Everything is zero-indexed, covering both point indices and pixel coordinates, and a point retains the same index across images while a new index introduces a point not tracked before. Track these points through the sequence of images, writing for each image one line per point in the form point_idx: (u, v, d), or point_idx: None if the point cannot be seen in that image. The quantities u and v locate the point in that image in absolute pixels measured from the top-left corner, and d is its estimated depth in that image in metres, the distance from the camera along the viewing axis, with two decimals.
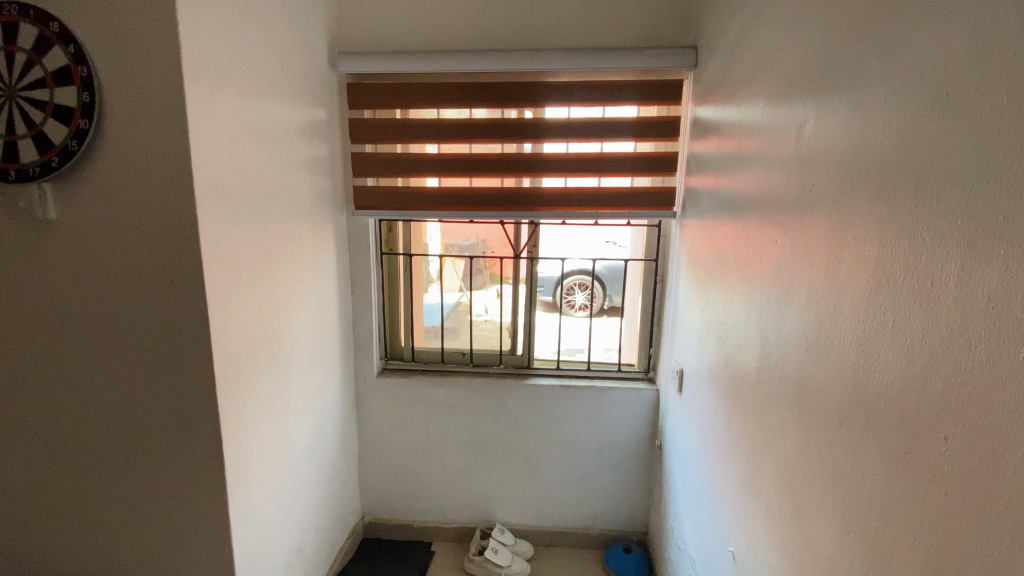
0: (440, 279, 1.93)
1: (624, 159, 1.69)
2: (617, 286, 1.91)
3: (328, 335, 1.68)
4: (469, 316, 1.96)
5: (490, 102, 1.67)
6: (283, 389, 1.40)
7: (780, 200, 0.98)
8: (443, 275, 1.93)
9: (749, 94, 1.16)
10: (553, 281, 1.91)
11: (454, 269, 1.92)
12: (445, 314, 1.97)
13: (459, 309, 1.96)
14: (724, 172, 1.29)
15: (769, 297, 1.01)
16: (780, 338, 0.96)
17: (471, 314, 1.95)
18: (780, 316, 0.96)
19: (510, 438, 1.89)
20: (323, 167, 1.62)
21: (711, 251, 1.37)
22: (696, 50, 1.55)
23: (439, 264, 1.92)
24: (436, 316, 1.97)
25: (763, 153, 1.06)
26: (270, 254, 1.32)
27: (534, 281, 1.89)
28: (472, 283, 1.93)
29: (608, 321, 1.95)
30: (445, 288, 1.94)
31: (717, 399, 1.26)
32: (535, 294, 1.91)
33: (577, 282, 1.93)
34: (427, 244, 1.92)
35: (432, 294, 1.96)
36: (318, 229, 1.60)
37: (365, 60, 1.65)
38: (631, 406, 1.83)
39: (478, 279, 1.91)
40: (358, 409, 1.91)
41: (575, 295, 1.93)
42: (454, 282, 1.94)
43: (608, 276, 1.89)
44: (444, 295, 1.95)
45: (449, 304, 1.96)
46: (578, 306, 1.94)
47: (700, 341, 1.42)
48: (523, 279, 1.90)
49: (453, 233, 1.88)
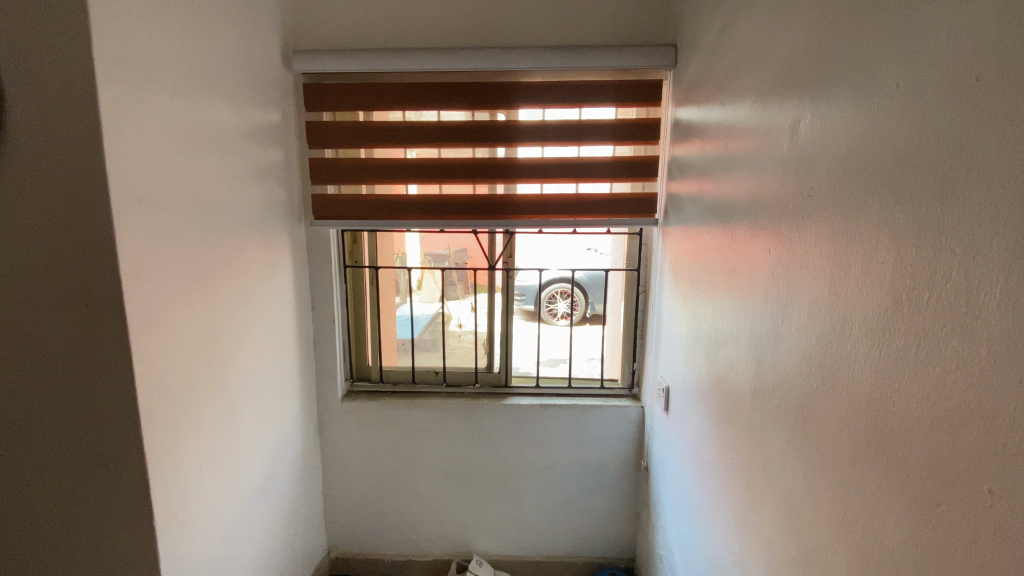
0: (422, 289, 1.80)
1: (603, 163, 1.59)
2: (597, 294, 1.83)
3: (284, 357, 1.54)
4: (444, 328, 1.83)
5: (459, 103, 1.57)
6: (228, 422, 1.26)
7: (774, 206, 0.88)
8: (421, 286, 1.80)
9: (735, 91, 1.07)
10: (533, 290, 1.81)
11: (434, 280, 1.79)
12: (419, 327, 1.84)
13: (436, 320, 1.83)
14: (708, 176, 1.20)
15: (762, 318, 0.92)
16: (775, 359, 0.87)
17: (446, 325, 1.82)
18: (775, 337, 0.87)
19: (487, 462, 1.76)
20: (276, 174, 1.49)
21: (696, 260, 1.27)
22: (677, 48, 1.47)
23: (420, 274, 1.78)
24: (407, 328, 1.84)
25: (752, 155, 0.97)
26: (208, 272, 1.18)
27: (511, 290, 1.78)
28: (446, 293, 1.79)
29: (591, 330, 1.84)
30: (423, 298, 1.81)
31: (708, 422, 1.17)
32: (512, 303, 1.80)
33: (558, 291, 1.83)
34: (401, 254, 1.79)
35: (404, 305, 1.82)
36: (270, 242, 1.46)
37: (322, 59, 1.52)
38: (615, 424, 1.72)
39: (454, 289, 1.79)
40: (322, 435, 1.76)
41: (557, 304, 1.83)
42: (434, 293, 1.81)
43: (589, 283, 1.82)
44: (417, 306, 1.82)
45: (423, 317, 1.83)
46: (560, 315, 1.84)
47: (686, 356, 1.32)
48: (498, 288, 1.79)
49: (425, 243, 1.76)
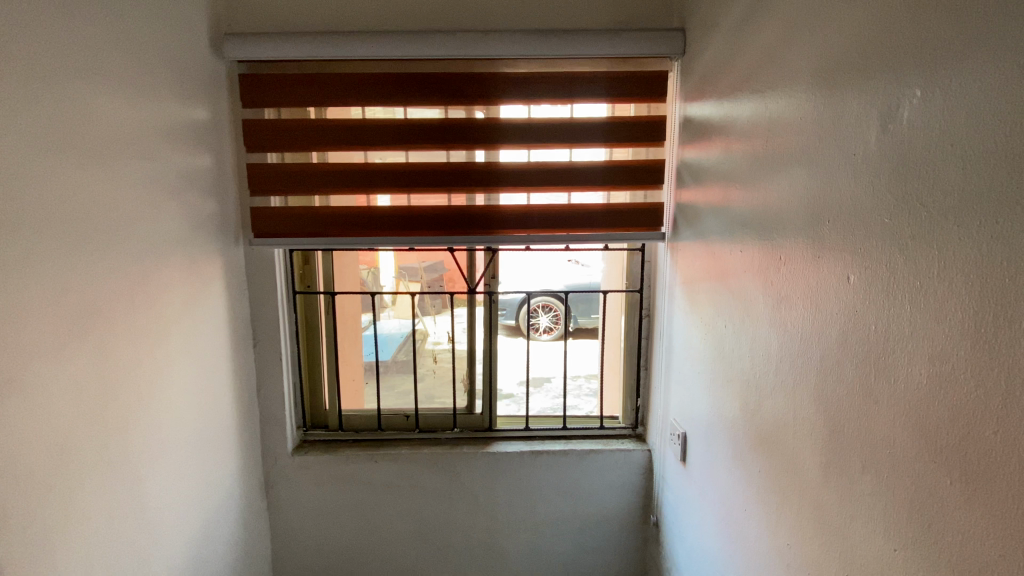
0: (394, 305, 1.53)
1: (597, 169, 1.36)
2: (586, 307, 1.56)
3: (216, 408, 1.25)
4: (422, 345, 1.56)
5: (430, 99, 1.32)
6: (133, 504, 0.97)
7: (857, 220, 0.66)
8: (395, 302, 1.53)
9: (776, 75, 0.85)
10: (515, 302, 1.55)
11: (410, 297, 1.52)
12: (387, 348, 1.56)
13: (416, 337, 1.55)
14: (736, 182, 0.98)
15: (841, 368, 0.69)
16: (870, 428, 0.64)
17: (425, 343, 1.56)
18: (870, 397, 0.64)
19: (469, 521, 1.49)
20: (204, 183, 1.22)
21: (721, 283, 1.04)
22: (685, 33, 1.26)
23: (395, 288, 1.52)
24: (375, 348, 1.55)
25: (810, 154, 0.75)
26: (95, 314, 0.89)
27: (494, 305, 1.52)
28: (418, 312, 1.53)
29: (585, 344, 1.59)
30: (398, 314, 1.54)
31: (747, 490, 0.93)
32: (496, 316, 1.53)
33: (542, 304, 1.56)
34: (371, 268, 1.52)
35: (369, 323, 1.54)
36: (196, 268, 1.18)
37: (261, 43, 1.26)
38: (618, 471, 1.48)
39: (433, 302, 1.52)
40: (268, 496, 1.47)
41: (539, 317, 1.58)
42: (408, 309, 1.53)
43: (578, 297, 1.53)
44: (386, 324, 1.54)
45: (392, 334, 1.55)
46: (543, 331, 1.58)
47: (710, 401, 1.09)
48: (478, 300, 1.52)
49: (394, 261, 1.50)
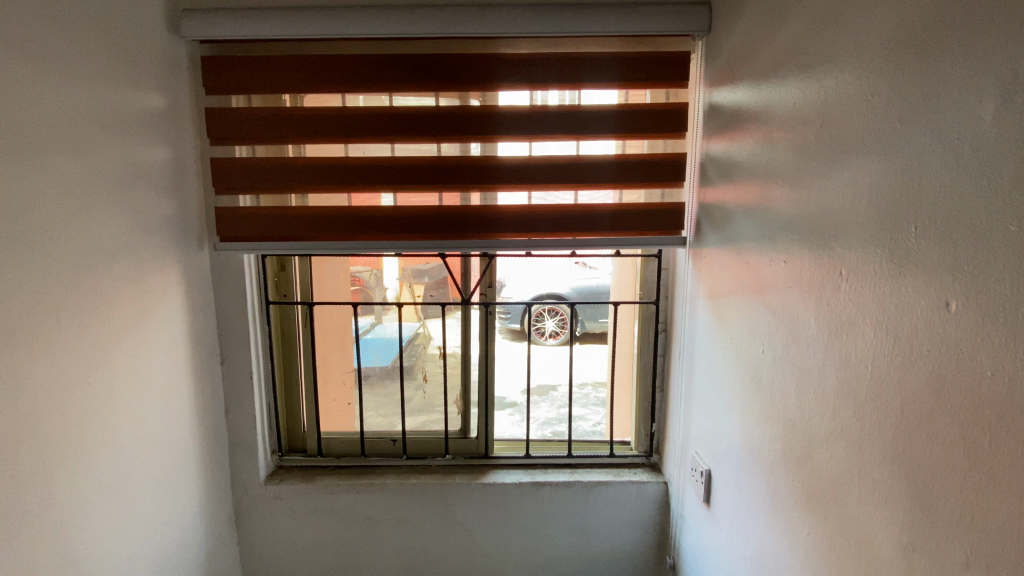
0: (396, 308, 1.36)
1: (607, 164, 1.19)
2: (592, 311, 1.38)
3: (176, 435, 1.11)
4: (427, 350, 1.40)
5: (419, 84, 1.17)
6: (66, 557, 0.83)
7: (970, 227, 0.49)
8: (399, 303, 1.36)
9: (833, 43, 0.69)
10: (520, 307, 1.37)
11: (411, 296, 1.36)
12: (367, 354, 1.39)
13: (417, 341, 1.39)
14: (776, 178, 0.81)
15: (943, 423, 0.52)
16: (992, 510, 0.47)
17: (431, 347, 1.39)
18: (990, 467, 0.47)
19: (463, 559, 1.34)
20: (161, 180, 1.07)
21: (756, 298, 0.87)
22: (710, 7, 1.09)
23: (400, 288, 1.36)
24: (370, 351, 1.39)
25: (887, 141, 0.59)
26: (10, 337, 0.74)
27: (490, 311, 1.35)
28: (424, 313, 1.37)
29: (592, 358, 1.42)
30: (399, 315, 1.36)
31: (790, 553, 0.77)
32: (490, 321, 1.36)
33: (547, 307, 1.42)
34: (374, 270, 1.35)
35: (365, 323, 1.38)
36: (150, 277, 1.04)
37: (225, 21, 1.11)
38: (631, 506, 1.32)
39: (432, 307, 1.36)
40: (239, 529, 1.32)
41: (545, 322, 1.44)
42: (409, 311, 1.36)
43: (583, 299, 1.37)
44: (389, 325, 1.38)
45: (388, 339, 1.39)
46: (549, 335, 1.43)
47: (742, 437, 0.93)
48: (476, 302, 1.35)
49: (401, 264, 1.35)
